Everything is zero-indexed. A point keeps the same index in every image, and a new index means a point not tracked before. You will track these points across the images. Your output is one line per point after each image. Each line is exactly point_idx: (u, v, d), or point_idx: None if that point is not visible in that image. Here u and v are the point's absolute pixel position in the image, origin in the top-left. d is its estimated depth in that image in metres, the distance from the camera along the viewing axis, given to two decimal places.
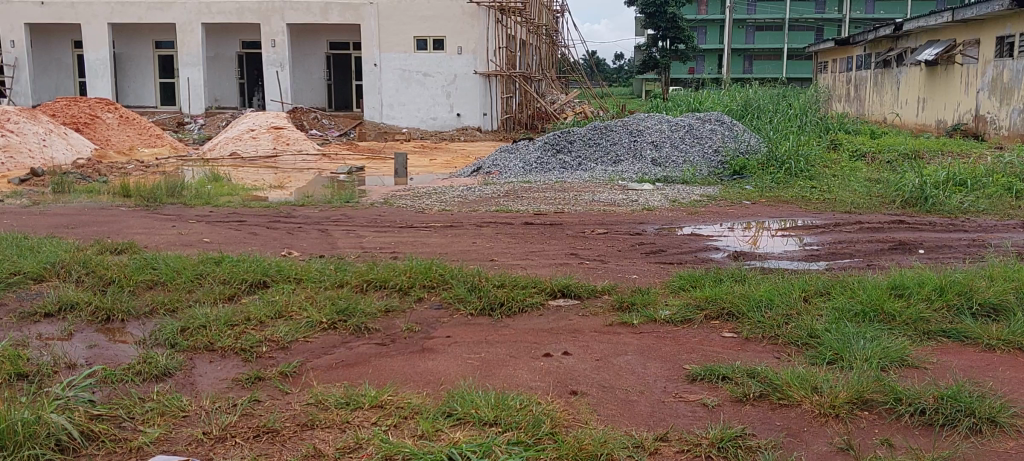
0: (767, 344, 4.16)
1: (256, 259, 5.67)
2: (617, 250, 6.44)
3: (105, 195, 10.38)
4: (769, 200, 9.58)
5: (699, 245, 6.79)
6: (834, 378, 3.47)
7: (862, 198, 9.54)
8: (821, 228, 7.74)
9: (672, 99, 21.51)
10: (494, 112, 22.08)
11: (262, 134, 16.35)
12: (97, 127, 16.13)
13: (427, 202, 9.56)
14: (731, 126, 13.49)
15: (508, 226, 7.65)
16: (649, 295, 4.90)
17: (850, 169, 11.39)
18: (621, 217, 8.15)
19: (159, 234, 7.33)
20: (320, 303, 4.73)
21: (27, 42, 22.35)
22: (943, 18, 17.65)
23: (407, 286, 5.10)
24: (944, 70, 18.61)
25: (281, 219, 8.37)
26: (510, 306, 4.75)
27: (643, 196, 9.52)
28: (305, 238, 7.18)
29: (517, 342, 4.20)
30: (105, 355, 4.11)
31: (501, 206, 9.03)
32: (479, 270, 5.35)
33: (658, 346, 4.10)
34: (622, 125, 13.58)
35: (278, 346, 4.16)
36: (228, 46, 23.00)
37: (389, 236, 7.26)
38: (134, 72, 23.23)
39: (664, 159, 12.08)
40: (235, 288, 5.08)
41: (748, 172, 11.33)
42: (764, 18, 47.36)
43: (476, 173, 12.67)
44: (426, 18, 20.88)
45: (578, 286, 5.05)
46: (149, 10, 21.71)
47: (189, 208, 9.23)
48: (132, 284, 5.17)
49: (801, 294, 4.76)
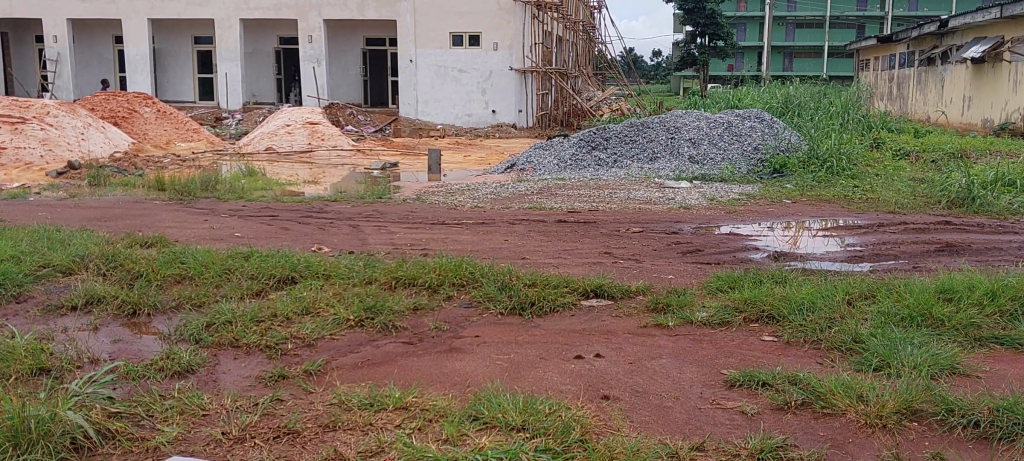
0: (809, 348, 3.99)
1: (285, 254, 5.59)
2: (653, 249, 6.28)
3: (140, 189, 10.43)
4: (810, 199, 9.35)
5: (738, 245, 6.61)
6: (881, 386, 3.30)
7: (906, 197, 9.29)
8: (864, 228, 7.51)
9: (710, 95, 21.20)
10: (529, 108, 21.94)
11: (298, 130, 16.37)
12: (135, 121, 16.23)
13: (461, 198, 9.45)
14: (771, 123, 13.22)
15: (541, 223, 7.52)
16: (686, 296, 4.74)
17: (894, 168, 11.12)
18: (657, 215, 7.98)
19: (189, 228, 7.30)
20: (348, 300, 4.64)
21: (70, 37, 22.64)
22: (991, 14, 17.23)
23: (437, 284, 4.99)
24: (991, 67, 18.14)
25: (313, 214, 8.31)
26: (541, 305, 4.63)
27: (679, 194, 9.34)
28: (336, 234, 7.11)
29: (547, 343, 4.07)
30: (129, 350, 4.06)
31: (535, 203, 8.90)
32: (510, 269, 5.23)
33: (694, 349, 3.95)
34: (660, 122, 13.38)
35: (304, 343, 4.07)
36: (265, 42, 23.13)
37: (421, 232, 7.16)
38: (173, 67, 23.46)
39: (701, 156, 11.88)
40: (264, 283, 5.02)
41: (789, 171, 11.09)
42: (805, 15, 46.78)
43: (510, 169, 12.54)
44: (463, 14, 20.80)
45: (611, 286, 4.90)
46: (188, 5, 21.86)
47: (222, 202, 9.22)
48: (160, 278, 5.13)
49: (845, 297, 4.58)
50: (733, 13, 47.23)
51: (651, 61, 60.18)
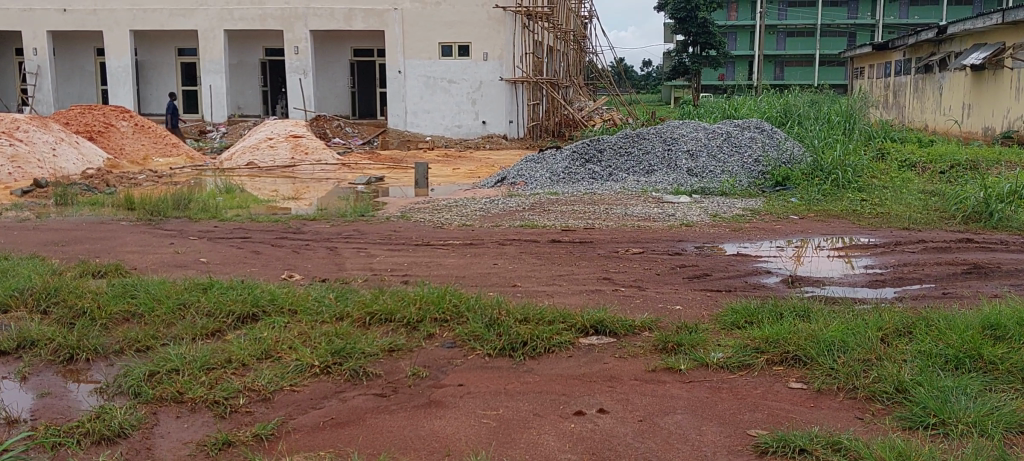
0: (844, 399, 3.46)
1: (248, 285, 5.02)
2: (656, 273, 5.73)
3: (109, 208, 9.86)
4: (818, 214, 8.83)
5: (748, 268, 6.08)
6: (942, 454, 2.77)
7: (919, 212, 8.81)
8: (881, 247, 6.99)
9: (704, 105, 20.70)
10: (519, 119, 21.41)
11: (280, 143, 15.79)
12: (111, 135, 15.65)
13: (447, 215, 8.90)
14: (771, 133, 12.68)
15: (533, 244, 6.98)
16: (698, 333, 4.18)
17: (902, 180, 10.67)
18: (657, 234, 7.44)
19: (151, 254, 6.73)
20: (314, 342, 4.08)
21: (51, 50, 22.05)
22: (992, 20, 16.82)
23: (416, 320, 4.43)
24: (992, 75, 17.70)
25: (289, 235, 7.76)
26: (534, 345, 4.07)
27: (679, 210, 8.79)
28: (311, 258, 6.56)
29: (541, 394, 3.51)
30: (55, 408, 3.49)
31: (527, 221, 8.37)
32: (500, 300, 4.68)
33: (713, 401, 3.40)
34: (656, 133, 12.83)
35: (259, 397, 3.51)
36: (251, 53, 22.59)
37: (403, 255, 6.62)
38: (157, 79, 22.90)
39: (701, 169, 11.36)
40: (220, 321, 4.45)
41: (791, 184, 10.61)
42: (796, 24, 46.40)
43: (501, 183, 12.00)
44: (452, 24, 20.32)
45: (614, 321, 4.33)
46: (171, 16, 21.29)
47: (193, 222, 8.66)
48: (106, 317, 4.57)
49: (878, 333, 4.05)
50: (725, 22, 47.01)
51: (642, 71, 59.85)
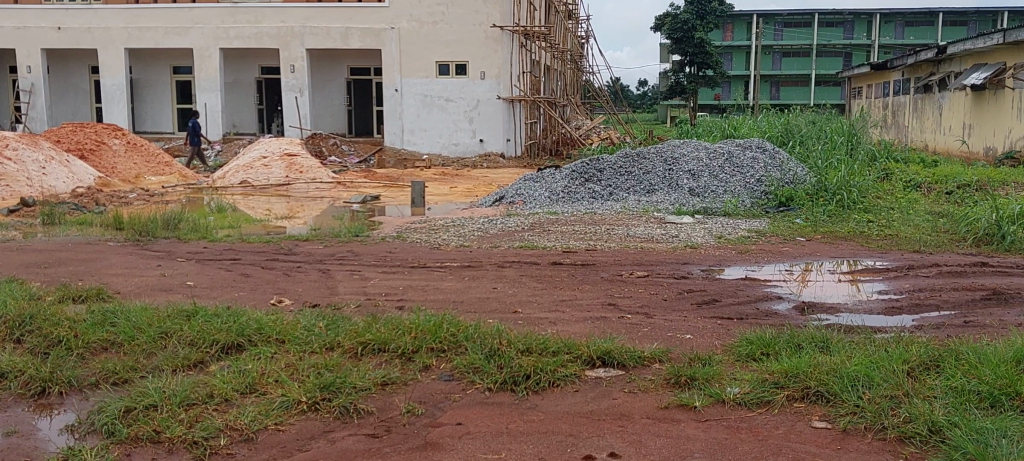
0: (872, 441, 3.22)
1: (235, 313, 4.77)
2: (663, 299, 5.48)
3: (96, 228, 9.60)
4: (825, 236, 8.60)
5: (757, 292, 5.83)
6: None
7: (927, 234, 8.60)
8: (894, 271, 6.75)
9: (702, 124, 20.53)
10: (517, 138, 21.21)
11: (274, 162, 15.53)
12: (102, 154, 15.34)
13: (444, 235, 8.66)
14: (773, 153, 12.46)
15: (533, 267, 6.73)
16: (712, 366, 3.94)
17: (908, 201, 10.46)
18: (661, 256, 7.19)
19: (136, 277, 6.46)
20: (302, 375, 3.83)
21: (44, 67, 21.83)
22: (993, 40, 16.66)
23: (412, 351, 4.18)
24: (993, 95, 17.56)
25: (281, 256, 7.51)
26: (538, 379, 3.82)
27: (683, 231, 8.56)
28: (303, 281, 6.30)
29: (546, 435, 3.25)
30: (21, 449, 3.24)
31: (527, 242, 8.12)
32: (499, 329, 4.42)
33: (732, 443, 3.15)
34: (656, 152, 12.61)
35: (242, 438, 3.26)
36: (246, 71, 22.40)
37: (398, 278, 6.37)
38: (151, 97, 22.70)
39: (703, 189, 11.13)
40: (203, 351, 4.20)
41: (796, 204, 10.39)
42: (791, 44, 46.42)
43: (499, 203, 11.76)
44: (449, 42, 20.17)
45: (621, 352, 4.08)
46: (166, 35, 21.10)
47: (182, 243, 8.40)
48: (82, 346, 4.31)
49: (904, 368, 3.81)
50: (720, 43, 47.07)
51: (638, 90, 59.80)
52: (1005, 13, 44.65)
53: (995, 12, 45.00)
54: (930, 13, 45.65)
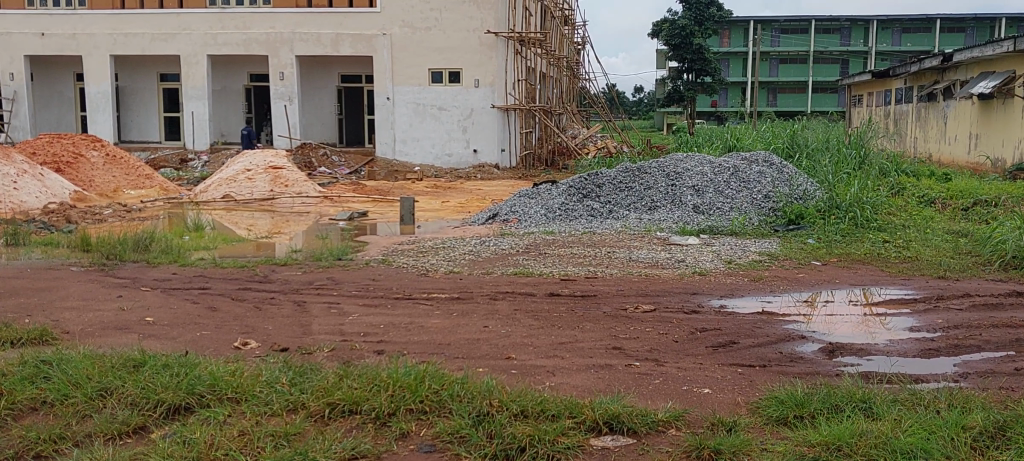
0: None
1: (188, 363, 4.17)
2: (675, 341, 4.89)
3: (62, 249, 9.00)
4: (842, 259, 8.04)
5: (779, 331, 5.24)
6: None
7: (950, 256, 8.05)
8: (922, 303, 6.18)
9: (702, 133, 19.96)
10: (512, 148, 20.62)
11: (259, 175, 14.94)
12: (79, 166, 14.72)
13: (433, 259, 8.08)
14: (780, 167, 11.92)
15: (529, 299, 6.14)
16: (738, 434, 3.37)
17: (925, 219, 9.93)
18: (667, 285, 6.62)
19: (91, 311, 5.86)
20: (257, 449, 3.24)
21: (28, 75, 21.22)
22: (1002, 47, 16.09)
23: (389, 413, 3.59)
24: (1002, 104, 17.00)
25: (255, 285, 6.92)
26: (535, 452, 3.24)
27: (689, 254, 8.00)
28: (276, 316, 5.71)
29: None
30: None
31: (521, 268, 7.53)
32: (492, 385, 3.83)
33: None
34: (657, 167, 12.05)
35: None
36: (235, 79, 21.82)
37: (381, 313, 5.77)
38: (138, 106, 22.12)
39: (707, 205, 10.57)
40: (145, 414, 3.63)
41: (806, 222, 9.84)
42: (789, 51, 45.91)
43: (492, 220, 11.18)
44: (442, 49, 19.61)
45: (631, 417, 3.50)
46: (152, 41, 20.50)
47: (151, 268, 7.81)
48: (6, 407, 3.72)
49: (968, 439, 3.23)
50: (718, 49, 46.55)
51: (634, 98, 59.37)
52: (1003, 19, 44.09)
53: (992, 19, 44.43)
54: (927, 20, 45.23)
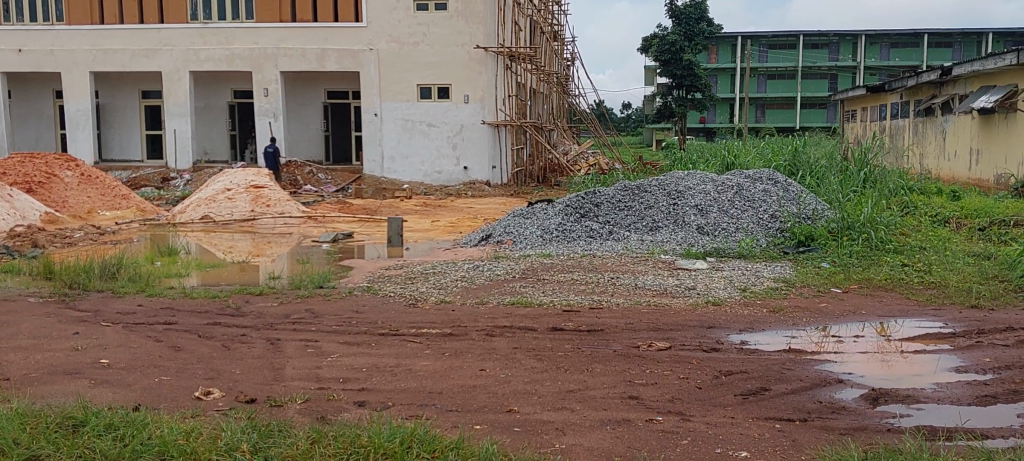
0: None
1: (138, 422, 3.56)
2: (700, 387, 4.31)
3: (23, 277, 8.35)
4: (863, 286, 7.48)
5: (812, 374, 4.67)
6: None
7: (978, 281, 7.50)
8: (962, 337, 5.60)
9: (696, 148, 19.45)
10: (503, 165, 20.06)
11: (240, 194, 14.31)
12: (52, 186, 14.06)
13: (422, 287, 7.48)
14: (786, 184, 11.38)
15: (529, 335, 5.53)
16: None
17: (942, 240, 9.40)
18: (680, 317, 6.03)
19: (39, 352, 5.22)
20: None
21: (4, 91, 20.54)
22: (1004, 61, 15.60)
23: None
24: (1003, 119, 16.53)
25: (228, 318, 6.30)
26: None
27: (699, 280, 7.43)
28: (248, 357, 5.09)
29: None
30: None
31: (519, 296, 6.94)
32: (494, 451, 3.24)
33: None
34: (658, 185, 11.50)
35: None
36: (218, 95, 21.18)
37: (365, 353, 5.15)
38: (118, 123, 21.47)
39: (712, 226, 10.01)
40: None
41: (818, 244, 9.29)
42: (776, 66, 45.63)
43: (485, 242, 10.60)
44: (431, 65, 19.08)
45: None
46: (132, 57, 19.85)
47: (116, 299, 7.18)
48: None
49: None
50: (707, 64, 46.18)
51: (622, 114, 58.94)
52: (990, 34, 43.90)
53: (979, 34, 44.29)
54: (915, 35, 45.02)
